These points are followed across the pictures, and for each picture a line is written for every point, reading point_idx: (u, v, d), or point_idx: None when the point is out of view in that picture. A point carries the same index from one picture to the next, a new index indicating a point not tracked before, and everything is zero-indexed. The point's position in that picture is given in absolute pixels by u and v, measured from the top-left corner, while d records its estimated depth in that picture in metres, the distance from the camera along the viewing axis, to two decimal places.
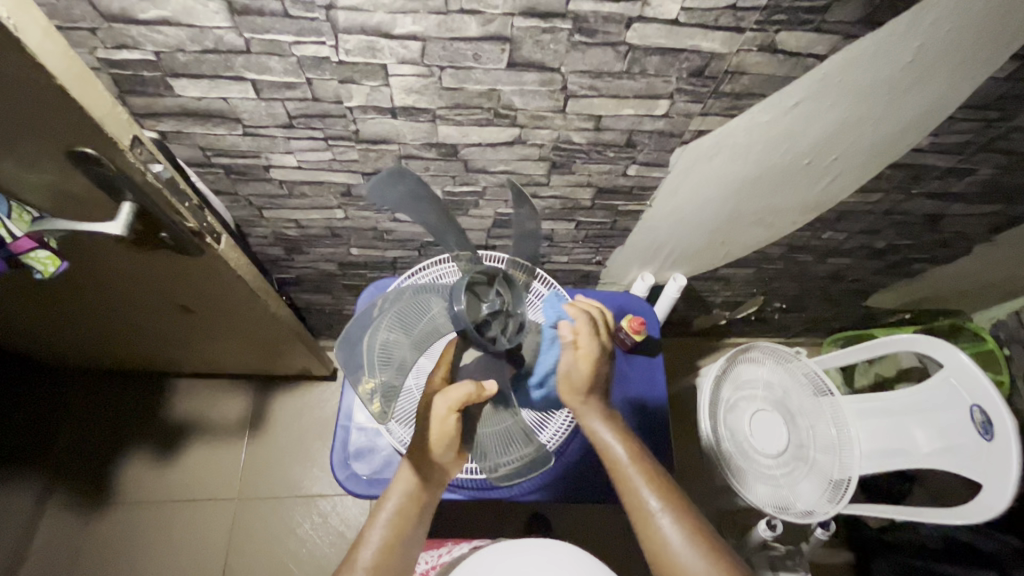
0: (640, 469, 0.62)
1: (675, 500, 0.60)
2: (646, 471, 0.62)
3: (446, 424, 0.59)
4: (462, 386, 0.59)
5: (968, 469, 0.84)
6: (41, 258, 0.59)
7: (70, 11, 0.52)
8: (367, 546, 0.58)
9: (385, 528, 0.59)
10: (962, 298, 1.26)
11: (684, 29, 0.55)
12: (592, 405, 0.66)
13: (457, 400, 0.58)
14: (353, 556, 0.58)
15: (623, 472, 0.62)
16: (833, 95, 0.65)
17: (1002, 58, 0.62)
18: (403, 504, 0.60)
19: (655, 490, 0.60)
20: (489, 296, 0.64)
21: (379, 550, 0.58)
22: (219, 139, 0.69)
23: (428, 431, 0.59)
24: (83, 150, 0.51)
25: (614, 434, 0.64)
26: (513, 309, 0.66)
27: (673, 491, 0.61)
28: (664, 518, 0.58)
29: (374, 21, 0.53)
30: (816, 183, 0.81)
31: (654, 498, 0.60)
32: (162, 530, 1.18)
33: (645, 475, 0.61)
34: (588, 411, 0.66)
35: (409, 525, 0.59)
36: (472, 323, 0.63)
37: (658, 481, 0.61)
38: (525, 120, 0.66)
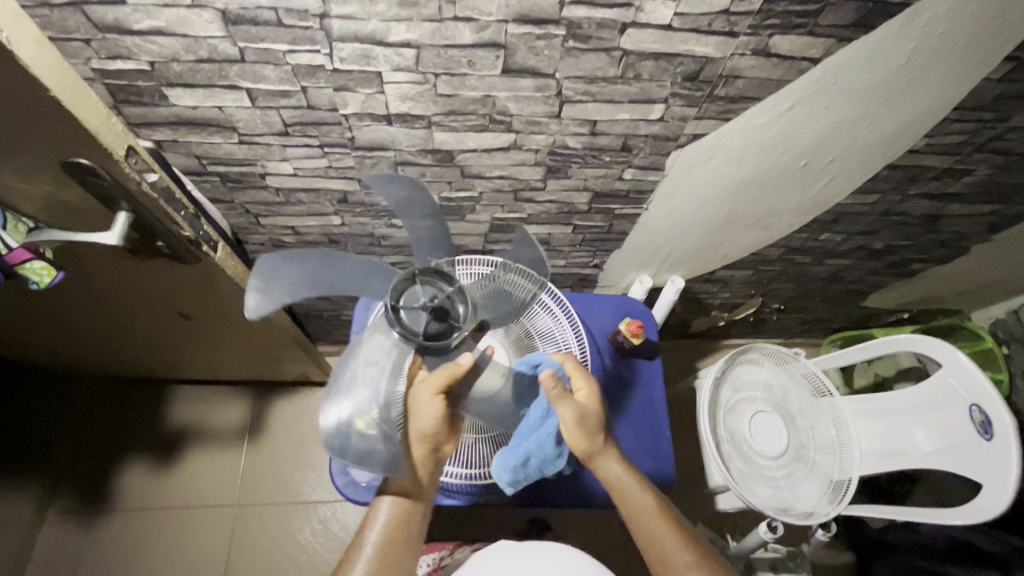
0: (664, 521, 0.63)
1: (698, 548, 0.62)
2: (670, 521, 0.63)
3: (433, 407, 0.60)
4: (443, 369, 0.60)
5: (968, 469, 0.84)
6: (36, 270, 0.59)
7: (63, 22, 0.52)
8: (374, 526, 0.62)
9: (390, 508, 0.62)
10: (960, 297, 1.26)
11: (678, 34, 0.55)
12: (607, 447, 0.67)
13: (439, 383, 0.60)
14: (360, 538, 0.62)
15: (637, 505, 0.64)
16: (828, 97, 0.65)
17: (996, 58, 0.62)
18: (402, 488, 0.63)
19: (682, 544, 0.62)
20: (417, 297, 0.61)
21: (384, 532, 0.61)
22: (215, 148, 0.69)
23: (417, 420, 0.60)
24: (77, 160, 0.51)
25: (627, 472, 0.66)
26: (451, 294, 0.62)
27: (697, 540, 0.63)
28: (677, 548, 0.62)
29: (368, 29, 0.53)
30: (812, 184, 0.81)
31: (681, 551, 0.62)
32: (160, 538, 1.18)
33: (669, 524, 0.63)
34: (603, 454, 0.66)
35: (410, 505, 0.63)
36: (414, 327, 0.60)
37: (680, 531, 0.63)
38: (520, 126, 0.66)
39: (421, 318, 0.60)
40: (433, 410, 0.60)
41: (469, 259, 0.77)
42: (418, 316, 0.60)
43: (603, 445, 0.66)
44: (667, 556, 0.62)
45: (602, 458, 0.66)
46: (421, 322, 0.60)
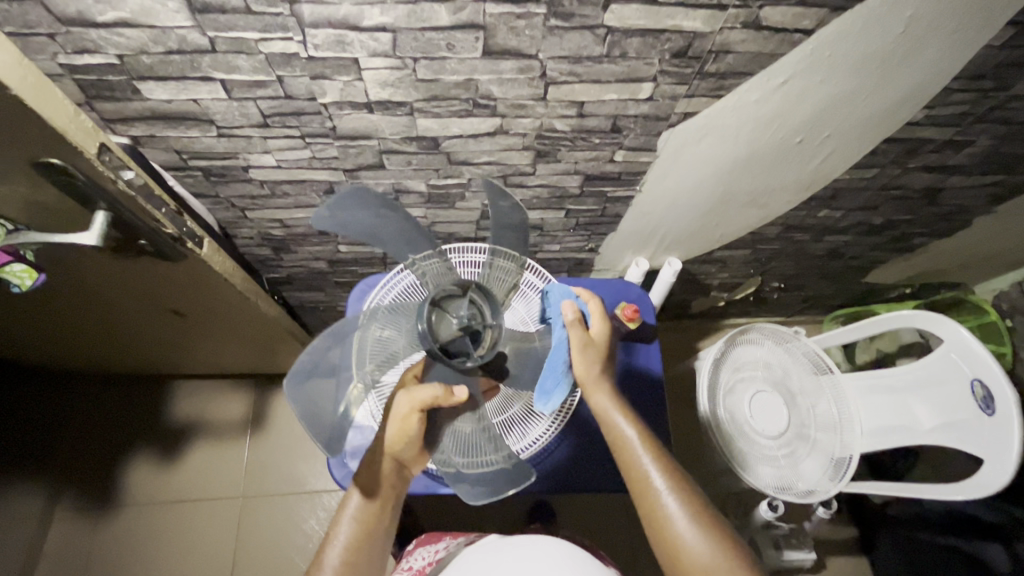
0: (649, 451, 0.62)
1: (678, 476, 0.60)
2: (651, 446, 0.62)
3: (410, 423, 0.59)
4: (429, 387, 0.60)
5: (971, 444, 0.84)
6: (17, 272, 0.59)
7: (25, 17, 0.50)
8: (336, 542, 0.58)
9: (351, 527, 0.59)
10: (963, 270, 1.24)
11: (664, 8, 0.53)
12: (601, 379, 0.66)
13: (422, 400, 0.59)
14: (320, 557, 0.58)
15: (625, 442, 0.63)
16: (824, 70, 0.63)
17: (998, 23, 0.59)
18: (367, 504, 0.60)
19: (660, 467, 0.60)
20: (458, 310, 0.62)
21: (347, 550, 0.58)
22: (194, 142, 0.68)
23: (389, 427, 0.60)
24: (49, 160, 0.49)
25: (619, 408, 0.65)
26: (488, 320, 0.63)
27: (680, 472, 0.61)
28: (666, 492, 0.58)
29: (341, 13, 0.51)
30: (810, 160, 0.79)
31: (658, 475, 0.60)
32: (166, 532, 1.19)
33: (651, 453, 0.61)
34: (596, 384, 0.66)
35: (375, 520, 0.60)
36: (439, 342, 0.61)
37: (664, 461, 0.61)
38: (505, 109, 0.65)
39: (447, 328, 0.62)
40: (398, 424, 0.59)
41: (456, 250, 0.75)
42: (448, 328, 0.62)
43: (600, 376, 0.66)
44: (642, 477, 0.60)
45: (595, 388, 0.66)
46: (445, 334, 0.62)
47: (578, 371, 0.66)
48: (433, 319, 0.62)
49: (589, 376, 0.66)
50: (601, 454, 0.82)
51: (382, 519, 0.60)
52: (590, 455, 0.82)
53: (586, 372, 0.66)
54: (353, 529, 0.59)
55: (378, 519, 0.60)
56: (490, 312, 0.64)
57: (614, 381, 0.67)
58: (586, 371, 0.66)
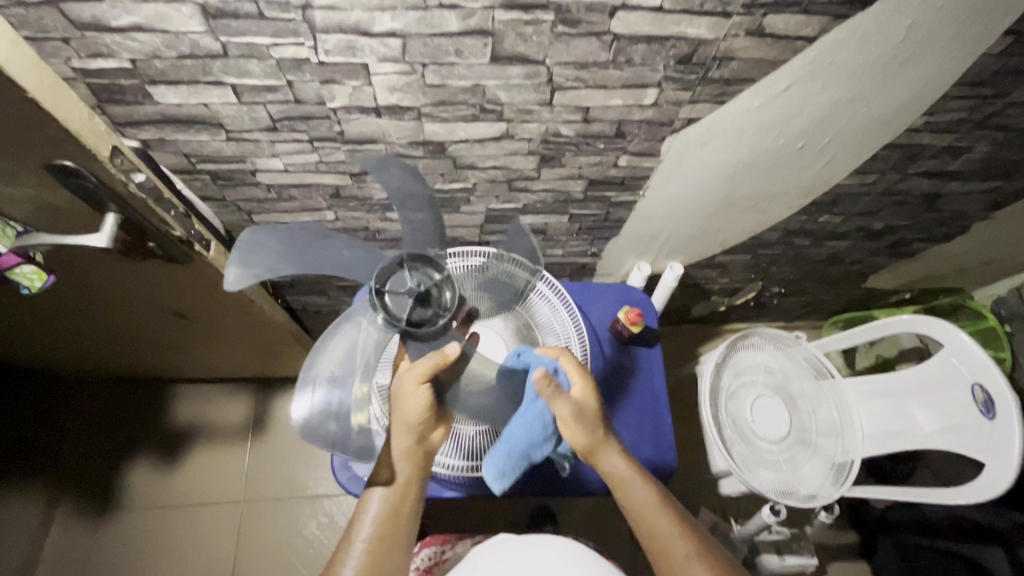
0: (664, 511, 0.64)
1: (696, 535, 0.63)
2: (670, 512, 0.64)
3: (419, 397, 0.62)
4: (427, 358, 0.62)
5: (971, 447, 0.84)
6: (27, 274, 0.58)
7: (40, 21, 0.51)
8: (367, 517, 0.63)
9: (377, 504, 0.63)
10: (961, 275, 1.25)
11: (670, 16, 0.54)
12: (608, 443, 0.66)
13: (422, 373, 0.61)
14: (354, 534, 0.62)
15: (643, 508, 0.64)
16: (825, 77, 0.64)
17: (996, 32, 0.61)
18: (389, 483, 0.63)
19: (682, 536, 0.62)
20: (403, 285, 0.63)
21: (375, 523, 0.62)
22: (203, 145, 0.68)
23: (404, 405, 0.63)
24: (62, 162, 0.50)
25: (633, 473, 0.65)
26: (434, 280, 0.64)
27: (695, 529, 0.64)
28: (690, 561, 0.61)
29: (352, 19, 0.52)
30: (811, 165, 0.80)
31: (679, 536, 0.62)
32: (166, 537, 1.19)
33: (669, 515, 0.64)
34: (605, 449, 0.66)
35: (399, 503, 0.63)
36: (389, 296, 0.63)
37: (680, 519, 0.64)
38: (511, 114, 0.65)
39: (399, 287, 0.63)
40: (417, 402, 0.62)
41: (463, 251, 0.77)
42: (401, 301, 0.63)
43: (601, 439, 0.66)
44: (665, 546, 0.62)
45: (602, 453, 0.66)
46: (402, 309, 0.62)
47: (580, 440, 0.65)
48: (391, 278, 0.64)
49: (594, 444, 0.65)
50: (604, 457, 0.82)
51: (406, 493, 0.64)
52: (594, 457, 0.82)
53: (591, 438, 0.65)
54: (378, 506, 0.63)
55: (402, 492, 0.63)
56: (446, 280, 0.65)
57: (619, 442, 0.67)
58: (588, 438, 0.65)
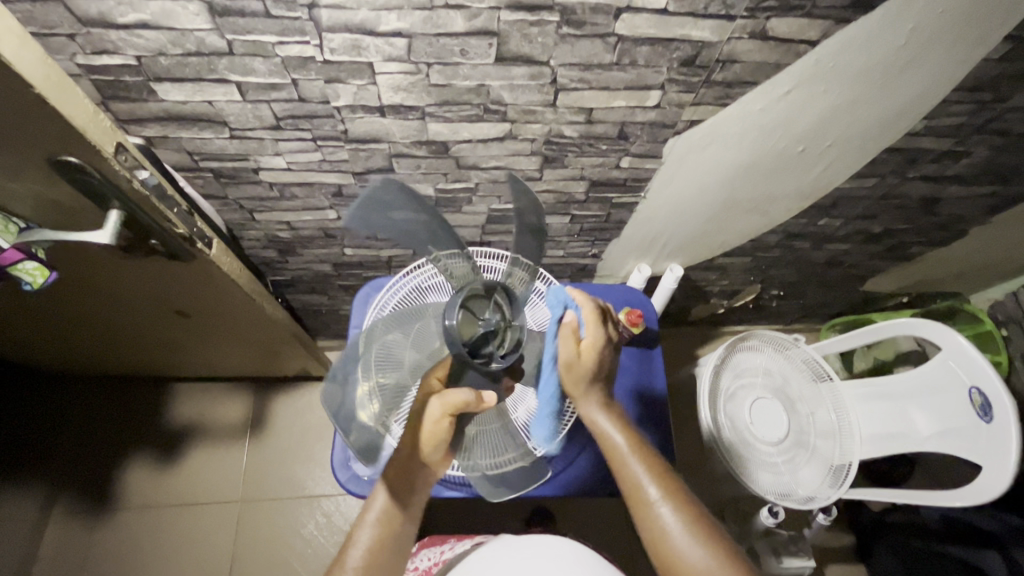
0: (641, 459, 0.61)
1: (678, 489, 0.59)
2: (645, 457, 0.61)
3: (440, 427, 0.59)
4: (460, 393, 0.59)
5: (968, 450, 0.85)
6: (29, 270, 0.58)
7: (46, 17, 0.51)
8: (356, 547, 0.57)
9: (371, 531, 0.58)
10: (959, 279, 1.26)
11: (674, 18, 0.54)
12: (589, 393, 0.64)
13: (453, 405, 0.58)
14: (342, 557, 0.57)
15: (618, 455, 0.62)
16: (827, 80, 0.64)
17: (996, 38, 0.61)
18: (388, 508, 0.59)
19: (656, 481, 0.59)
20: (484, 315, 0.62)
21: (367, 553, 0.57)
22: (206, 143, 0.68)
23: (419, 430, 0.59)
24: (66, 158, 0.50)
25: (612, 419, 0.63)
26: (513, 321, 0.64)
27: (677, 483, 0.60)
28: (665, 510, 0.57)
29: (358, 18, 0.52)
30: (813, 168, 0.80)
31: (653, 486, 0.59)
32: (164, 536, 1.18)
33: (645, 464, 0.60)
34: (585, 398, 0.64)
35: (394, 532, 0.59)
36: (465, 341, 0.60)
37: (659, 469, 0.60)
38: (515, 115, 0.66)
39: (473, 330, 0.61)
40: (429, 428, 0.58)
41: (481, 252, 0.77)
42: (473, 329, 0.61)
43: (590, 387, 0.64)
44: (639, 493, 0.59)
45: (584, 400, 0.64)
46: (472, 336, 0.61)
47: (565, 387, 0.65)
48: (460, 319, 0.61)
49: (576, 392, 0.64)
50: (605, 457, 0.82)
51: (403, 523, 0.59)
52: (595, 458, 0.82)
53: (572, 387, 0.64)
54: (373, 534, 0.58)
55: (399, 523, 0.59)
56: (512, 312, 0.64)
57: (606, 392, 0.65)
58: (573, 385, 0.64)
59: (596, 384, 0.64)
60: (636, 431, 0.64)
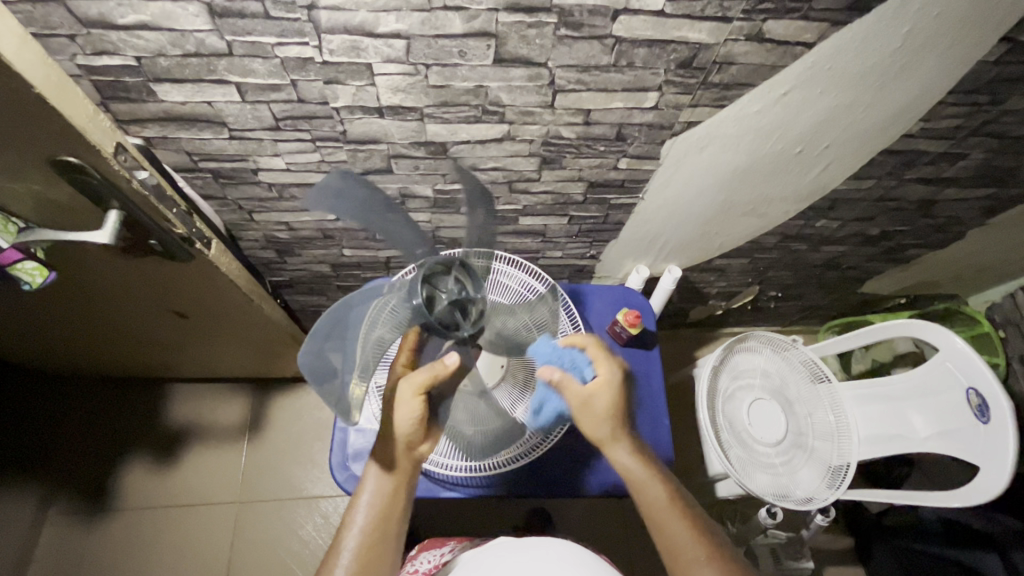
0: (677, 514, 0.62)
1: (712, 544, 0.60)
2: (680, 512, 0.62)
3: (415, 408, 0.59)
4: (426, 368, 0.59)
5: (966, 450, 0.85)
6: (28, 270, 0.59)
7: (47, 18, 0.51)
8: (353, 529, 0.59)
9: (365, 514, 0.60)
10: (956, 282, 1.26)
11: (671, 20, 0.55)
12: (618, 439, 0.64)
13: (422, 382, 0.58)
14: (340, 541, 0.59)
15: (653, 507, 0.63)
16: (824, 83, 0.65)
17: (992, 40, 0.61)
18: (382, 488, 0.61)
19: (694, 538, 0.60)
20: (445, 289, 0.60)
21: (363, 532, 0.59)
22: (205, 144, 0.69)
23: (396, 416, 0.59)
24: (66, 158, 0.50)
25: (642, 468, 0.64)
26: (475, 294, 0.63)
27: (711, 535, 0.61)
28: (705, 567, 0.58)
29: (357, 20, 0.52)
30: (810, 170, 0.81)
31: (691, 543, 0.60)
32: (161, 538, 1.18)
33: (681, 518, 0.62)
34: (615, 445, 0.65)
35: (392, 502, 0.61)
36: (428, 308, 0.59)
37: (693, 525, 0.62)
38: (513, 116, 0.66)
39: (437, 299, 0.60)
40: (407, 413, 0.59)
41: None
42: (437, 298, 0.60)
43: (618, 433, 0.64)
44: (678, 549, 0.60)
45: (613, 446, 0.65)
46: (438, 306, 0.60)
47: (591, 432, 0.65)
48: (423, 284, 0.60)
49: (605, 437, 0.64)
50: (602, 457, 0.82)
51: (398, 500, 0.61)
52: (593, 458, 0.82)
53: (600, 433, 0.64)
54: (369, 515, 0.60)
55: (392, 499, 0.61)
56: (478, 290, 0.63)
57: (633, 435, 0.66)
58: (600, 432, 0.64)
59: (623, 428, 0.65)
60: (664, 473, 0.66)
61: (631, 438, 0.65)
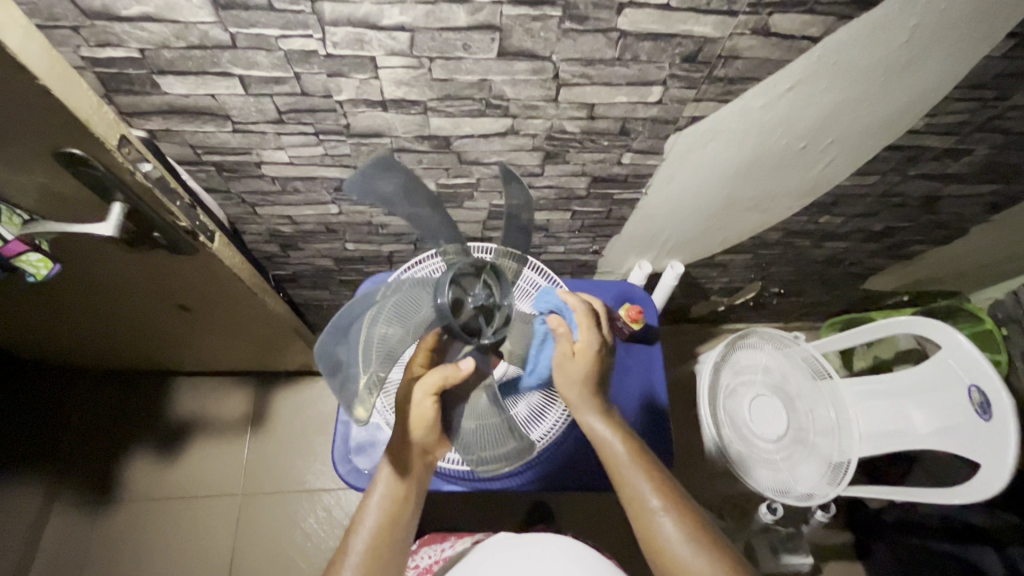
0: (640, 467, 0.61)
1: (675, 496, 0.60)
2: (644, 466, 0.61)
3: (425, 407, 0.60)
4: (437, 369, 0.59)
5: (967, 447, 0.85)
6: (33, 261, 0.58)
7: (50, 9, 0.51)
8: (361, 531, 0.60)
9: (375, 516, 0.60)
10: (960, 279, 1.26)
11: (676, 13, 0.54)
12: (586, 401, 0.65)
13: (433, 384, 0.59)
14: (348, 543, 0.60)
15: (617, 462, 0.62)
16: (829, 78, 0.64)
17: (999, 35, 0.61)
18: (392, 489, 0.61)
19: (654, 490, 0.59)
20: (474, 293, 0.61)
21: (372, 535, 0.59)
22: (209, 137, 0.69)
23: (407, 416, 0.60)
24: (70, 150, 0.50)
25: (610, 426, 0.64)
26: (501, 300, 0.64)
27: (675, 489, 0.61)
28: (663, 517, 0.58)
29: (361, 12, 0.52)
30: (814, 165, 0.80)
31: (652, 495, 0.59)
32: (164, 530, 1.19)
33: (644, 472, 0.61)
34: (581, 407, 0.65)
35: (401, 504, 0.61)
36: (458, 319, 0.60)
37: (658, 478, 0.61)
38: (517, 110, 0.66)
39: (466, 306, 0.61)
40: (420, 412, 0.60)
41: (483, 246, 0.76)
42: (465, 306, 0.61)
43: (590, 395, 0.65)
44: (639, 500, 0.60)
45: (583, 407, 0.65)
46: (465, 315, 0.61)
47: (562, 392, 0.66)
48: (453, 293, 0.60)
49: (575, 398, 0.65)
50: None
51: (408, 503, 0.62)
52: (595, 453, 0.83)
53: (569, 394, 0.66)
54: (378, 517, 0.60)
55: (401, 502, 0.61)
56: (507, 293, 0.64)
57: (604, 399, 0.66)
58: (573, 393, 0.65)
59: (595, 390, 0.66)
60: (632, 433, 0.65)
61: (600, 403, 0.66)
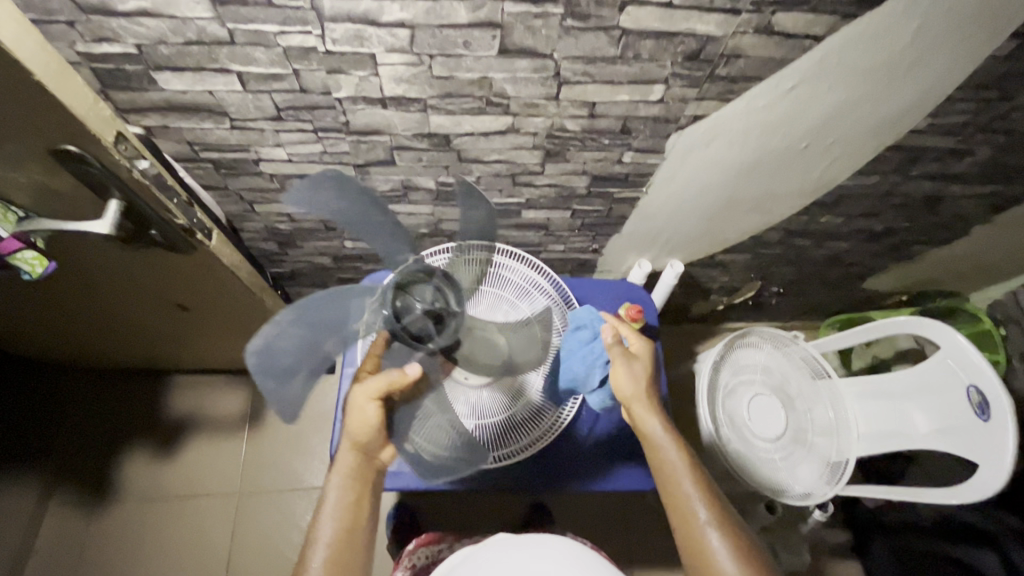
0: (693, 480, 0.62)
1: (723, 513, 0.61)
2: (698, 479, 0.62)
3: (369, 413, 0.60)
4: (383, 375, 0.60)
5: (966, 448, 0.85)
6: (28, 259, 0.57)
7: (46, 4, 0.50)
8: (319, 544, 0.58)
9: (331, 527, 0.59)
10: (959, 279, 1.26)
11: (679, 12, 0.54)
12: (649, 407, 0.66)
13: (377, 389, 0.60)
14: (306, 558, 0.58)
15: (670, 470, 0.63)
16: (831, 77, 0.64)
17: (1003, 36, 0.61)
18: (343, 497, 0.60)
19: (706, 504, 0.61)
20: (421, 296, 0.60)
21: (330, 546, 0.58)
22: (207, 134, 0.68)
23: (352, 423, 0.61)
24: (66, 147, 0.50)
25: (670, 434, 0.65)
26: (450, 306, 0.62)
27: (724, 505, 0.62)
28: (712, 532, 0.59)
29: (361, 8, 0.52)
30: (815, 165, 0.80)
31: (703, 510, 0.60)
32: (160, 527, 1.18)
33: (696, 486, 0.62)
34: (643, 413, 0.66)
35: (356, 511, 0.60)
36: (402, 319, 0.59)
37: (708, 493, 0.62)
38: (518, 108, 0.65)
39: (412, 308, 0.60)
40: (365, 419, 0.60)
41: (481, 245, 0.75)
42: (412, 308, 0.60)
43: (651, 401, 0.67)
44: (688, 513, 0.61)
45: (644, 412, 0.66)
46: (410, 316, 0.59)
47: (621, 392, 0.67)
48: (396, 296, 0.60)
49: (635, 401, 0.66)
50: (602, 451, 0.82)
51: (364, 509, 0.61)
52: (593, 453, 0.82)
53: (631, 397, 0.67)
54: (335, 527, 0.59)
55: (356, 509, 0.60)
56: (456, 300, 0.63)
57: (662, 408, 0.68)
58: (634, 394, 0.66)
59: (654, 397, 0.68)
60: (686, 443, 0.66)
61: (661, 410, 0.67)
